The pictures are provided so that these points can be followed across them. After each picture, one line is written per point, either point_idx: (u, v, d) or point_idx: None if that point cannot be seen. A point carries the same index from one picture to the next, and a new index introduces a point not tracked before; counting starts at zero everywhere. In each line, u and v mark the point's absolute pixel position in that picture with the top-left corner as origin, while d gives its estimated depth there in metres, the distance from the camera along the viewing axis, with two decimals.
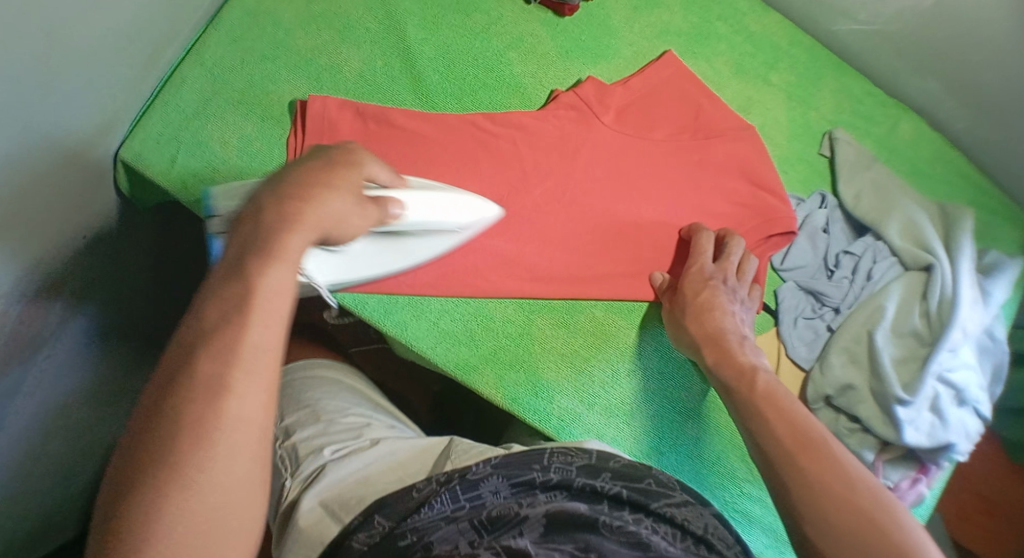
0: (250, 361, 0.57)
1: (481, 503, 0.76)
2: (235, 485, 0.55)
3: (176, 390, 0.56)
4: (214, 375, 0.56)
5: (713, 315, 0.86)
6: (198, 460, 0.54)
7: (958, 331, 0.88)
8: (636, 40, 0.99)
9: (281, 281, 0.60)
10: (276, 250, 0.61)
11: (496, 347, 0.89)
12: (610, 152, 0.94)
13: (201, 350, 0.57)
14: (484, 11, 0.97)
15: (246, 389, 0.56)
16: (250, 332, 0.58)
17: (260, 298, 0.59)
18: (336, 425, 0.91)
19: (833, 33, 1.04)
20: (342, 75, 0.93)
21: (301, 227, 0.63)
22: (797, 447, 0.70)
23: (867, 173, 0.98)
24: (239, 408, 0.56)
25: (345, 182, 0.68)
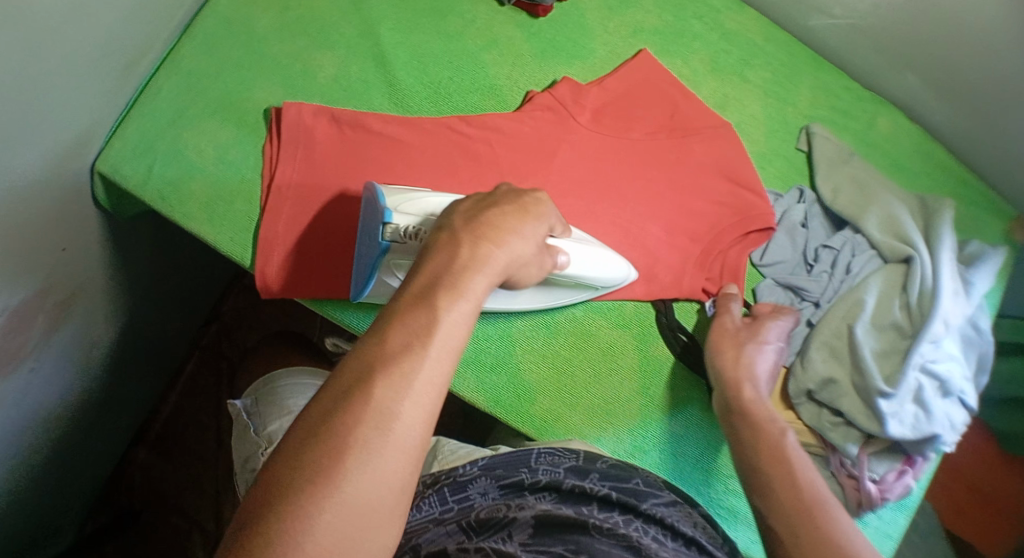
0: (419, 390, 0.58)
1: (469, 506, 0.78)
2: (377, 499, 0.56)
3: (349, 410, 0.57)
4: (397, 399, 0.57)
5: (729, 369, 0.87)
6: (327, 477, 0.55)
7: (939, 322, 0.88)
8: (611, 40, 0.99)
9: (467, 315, 0.61)
10: (457, 286, 0.62)
11: (476, 350, 0.90)
12: (587, 152, 0.94)
13: (377, 372, 0.58)
14: (459, 15, 0.97)
15: (412, 416, 0.58)
16: (395, 357, 0.58)
17: (441, 329, 0.60)
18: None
19: (808, 28, 1.03)
20: (317, 82, 0.93)
21: (485, 271, 0.64)
22: (811, 501, 0.72)
23: (845, 167, 0.97)
24: (404, 433, 0.57)
25: (532, 231, 0.69)
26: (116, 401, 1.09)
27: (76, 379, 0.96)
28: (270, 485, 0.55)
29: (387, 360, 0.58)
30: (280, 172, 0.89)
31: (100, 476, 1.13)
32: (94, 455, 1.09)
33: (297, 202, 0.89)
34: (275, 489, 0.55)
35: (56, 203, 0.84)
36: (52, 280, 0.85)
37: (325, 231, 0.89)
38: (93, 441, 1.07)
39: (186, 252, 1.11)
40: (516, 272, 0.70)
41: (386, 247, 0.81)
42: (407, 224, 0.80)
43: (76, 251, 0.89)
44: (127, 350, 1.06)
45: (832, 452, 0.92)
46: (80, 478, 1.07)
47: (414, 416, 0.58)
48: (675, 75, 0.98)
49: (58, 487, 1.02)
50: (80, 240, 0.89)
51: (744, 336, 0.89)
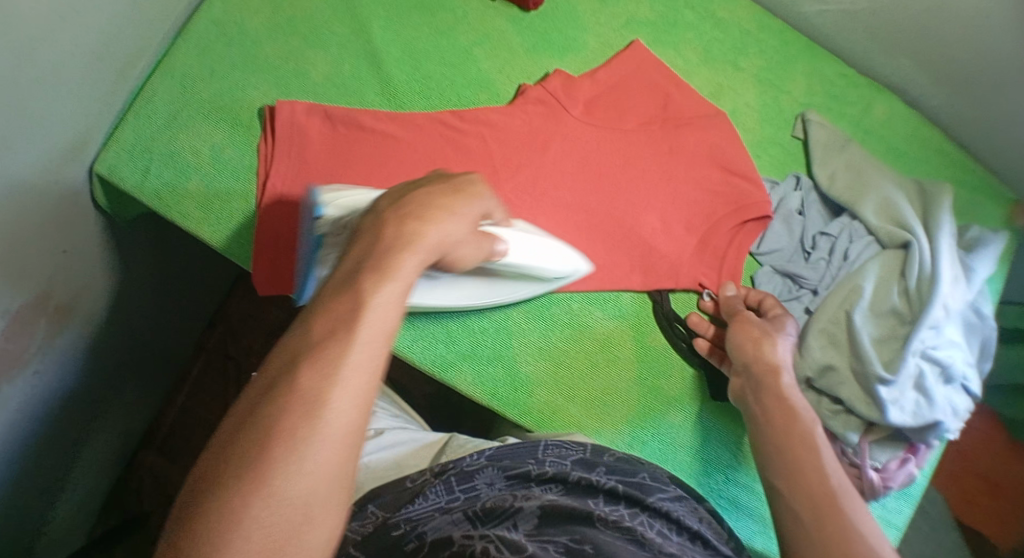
0: (349, 377, 0.60)
1: (476, 496, 0.78)
2: (312, 487, 0.57)
3: (283, 400, 0.58)
4: (324, 387, 0.59)
5: (763, 350, 0.83)
6: (263, 467, 0.56)
7: (939, 307, 0.87)
8: (603, 32, 0.99)
9: (390, 299, 0.63)
10: (387, 266, 0.64)
11: (472, 344, 0.90)
12: (581, 144, 0.94)
13: (301, 363, 0.60)
14: (450, 10, 0.97)
15: (341, 403, 0.59)
16: (324, 345, 0.60)
17: (364, 319, 0.61)
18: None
19: (801, 16, 1.03)
20: (309, 80, 0.93)
21: (415, 250, 0.66)
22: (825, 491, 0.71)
23: (842, 154, 0.97)
24: (333, 420, 0.58)
25: (466, 209, 0.71)
26: (123, 403, 1.10)
27: (79, 380, 0.97)
28: (208, 481, 0.56)
29: (314, 351, 0.60)
30: (275, 170, 0.90)
31: (107, 478, 1.14)
32: (102, 457, 1.10)
33: (293, 199, 0.90)
34: (210, 485, 0.56)
35: (54, 205, 0.85)
36: (52, 282, 0.86)
37: None
38: (100, 443, 1.08)
39: (188, 254, 1.12)
40: (445, 257, 0.71)
41: (319, 239, 0.82)
42: (340, 216, 0.81)
43: (78, 252, 0.90)
44: (132, 352, 1.07)
45: (833, 440, 0.91)
46: (89, 480, 1.08)
47: (346, 403, 0.59)
48: (667, 66, 0.98)
49: (68, 488, 1.03)
50: (81, 243, 0.90)
51: (770, 328, 0.86)
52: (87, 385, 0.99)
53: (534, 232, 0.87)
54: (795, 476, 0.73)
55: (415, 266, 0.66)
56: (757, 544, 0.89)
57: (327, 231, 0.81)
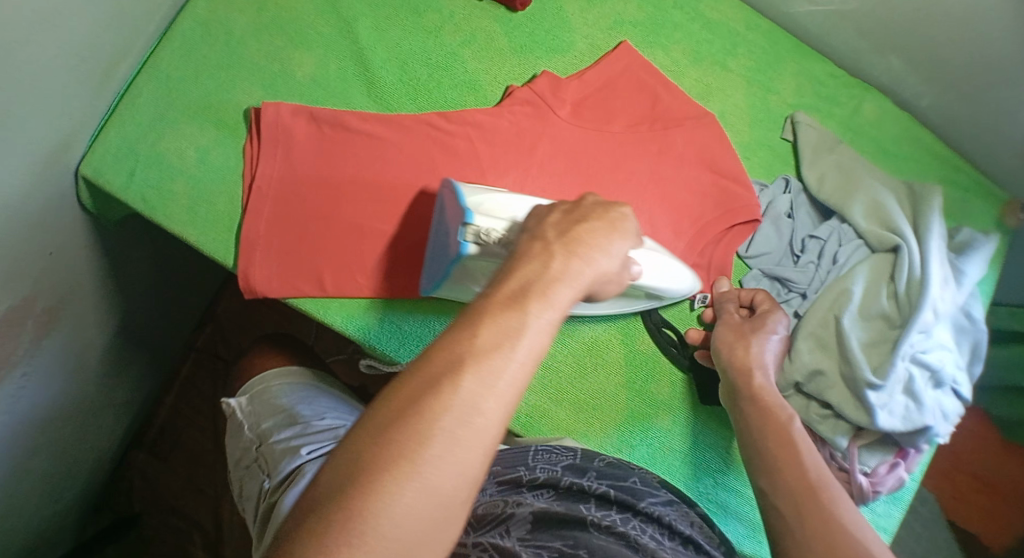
0: (503, 388, 0.56)
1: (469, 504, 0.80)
2: (440, 493, 0.54)
3: (435, 398, 0.55)
4: (481, 389, 0.56)
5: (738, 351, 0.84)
6: (391, 469, 0.53)
7: (929, 311, 0.86)
8: (591, 32, 0.98)
9: (545, 322, 0.59)
10: (547, 295, 0.60)
11: None
12: (569, 146, 0.93)
13: (473, 361, 0.56)
14: (436, 10, 0.96)
15: (494, 410, 0.56)
16: (475, 350, 0.57)
17: (527, 332, 0.58)
18: (313, 427, 0.91)
19: (791, 16, 1.02)
20: (295, 81, 0.93)
21: (567, 285, 0.62)
22: (804, 491, 0.71)
23: (832, 155, 0.96)
24: (484, 427, 0.55)
25: (620, 247, 0.66)
26: (113, 404, 1.10)
27: (69, 383, 0.96)
28: (328, 481, 0.53)
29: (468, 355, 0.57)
30: (260, 172, 0.89)
31: (97, 481, 1.13)
32: (92, 460, 1.09)
33: (278, 202, 0.89)
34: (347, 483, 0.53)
35: (40, 210, 0.84)
36: (39, 287, 0.86)
37: (307, 233, 0.89)
38: (91, 445, 1.07)
39: (177, 255, 1.12)
40: (602, 287, 0.68)
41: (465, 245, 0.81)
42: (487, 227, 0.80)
43: (64, 255, 0.89)
44: (121, 355, 1.07)
45: (822, 445, 0.91)
46: (79, 482, 1.08)
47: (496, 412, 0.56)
48: (657, 67, 0.97)
49: (58, 490, 1.03)
50: (68, 245, 0.90)
51: (749, 328, 0.86)
52: (76, 387, 0.98)
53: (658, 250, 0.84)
54: (778, 481, 0.73)
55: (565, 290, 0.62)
56: (747, 548, 0.89)
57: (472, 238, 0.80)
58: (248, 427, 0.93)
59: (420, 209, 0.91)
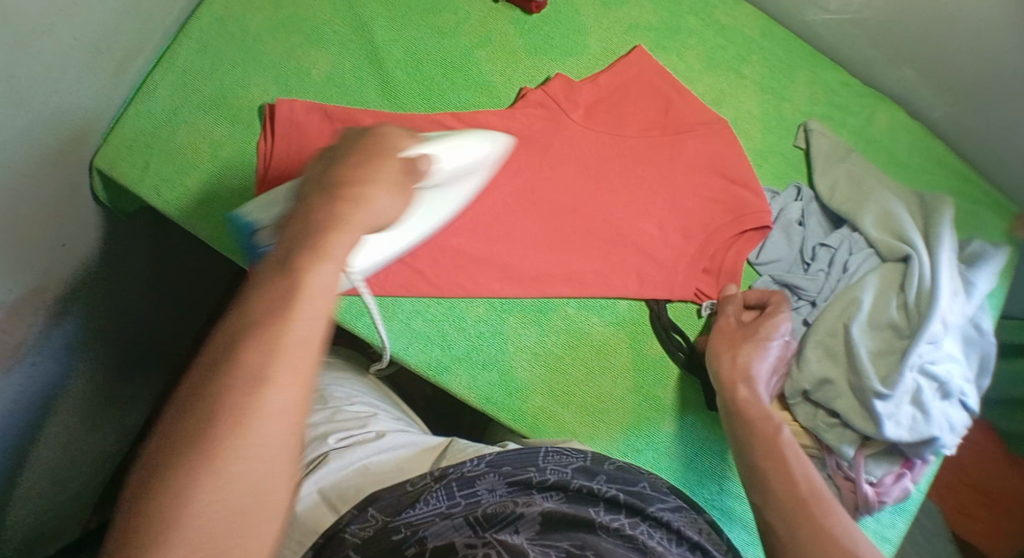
0: (293, 355, 0.56)
1: (478, 502, 0.77)
2: (268, 470, 0.54)
3: (215, 377, 0.54)
4: (269, 362, 0.55)
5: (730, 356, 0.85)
6: (218, 451, 0.52)
7: (938, 322, 0.86)
8: (605, 36, 0.98)
9: (327, 279, 0.58)
10: (322, 245, 0.59)
11: (467, 346, 0.90)
12: (581, 148, 0.93)
13: (244, 335, 0.56)
14: (452, 11, 0.96)
15: (285, 379, 0.55)
16: (268, 323, 0.56)
17: (305, 293, 0.57)
18: (342, 414, 0.93)
19: (806, 24, 1.02)
20: (309, 79, 0.93)
21: (349, 230, 0.61)
22: (810, 499, 0.71)
23: (843, 164, 0.96)
24: (279, 399, 0.54)
25: (384, 177, 0.64)
26: (120, 397, 1.10)
27: (75, 373, 0.97)
28: (154, 478, 0.52)
29: (291, 332, 0.56)
30: (273, 169, 0.90)
31: (103, 472, 1.13)
32: (97, 451, 1.09)
33: None
34: (172, 472, 0.52)
35: (52, 200, 0.85)
36: (50, 276, 0.86)
37: None
38: (95, 436, 1.07)
39: (187, 249, 1.12)
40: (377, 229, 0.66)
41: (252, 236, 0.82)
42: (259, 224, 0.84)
43: (75, 246, 0.90)
44: (129, 347, 1.07)
45: (828, 453, 0.91)
46: (83, 473, 1.08)
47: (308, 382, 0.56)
48: (671, 72, 0.97)
49: (60, 480, 1.02)
50: (79, 236, 0.90)
51: (743, 334, 0.87)
52: (83, 377, 0.98)
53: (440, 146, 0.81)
54: (771, 493, 0.73)
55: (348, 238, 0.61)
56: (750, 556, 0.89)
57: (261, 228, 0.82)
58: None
59: None
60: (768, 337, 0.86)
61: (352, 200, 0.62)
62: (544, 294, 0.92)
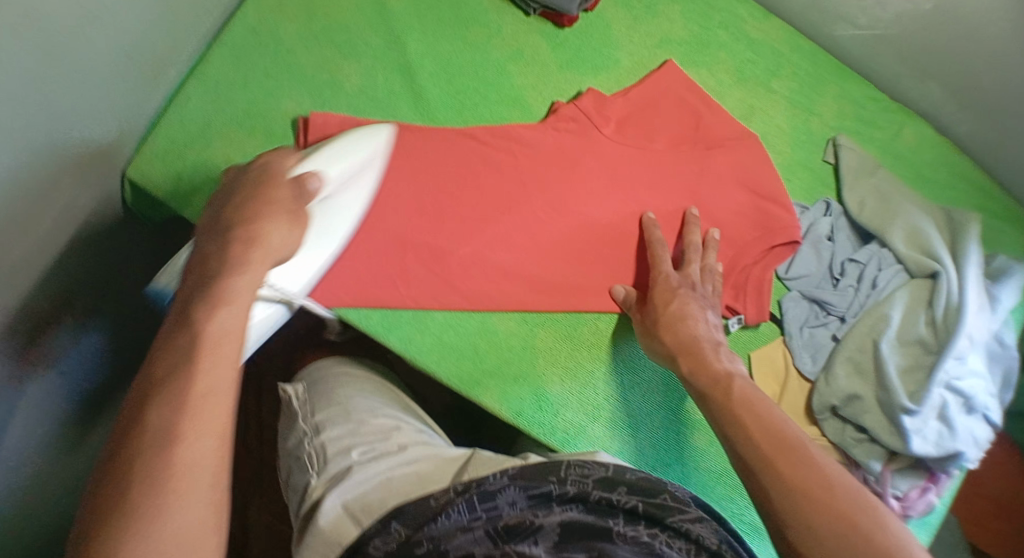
0: (197, 408, 0.59)
1: (498, 515, 0.76)
2: (195, 521, 0.58)
3: (140, 433, 0.58)
4: (177, 418, 0.59)
5: (685, 324, 0.85)
6: (151, 508, 0.56)
7: (964, 338, 0.87)
8: (635, 50, 0.98)
9: (234, 324, 0.64)
10: (216, 297, 0.65)
11: (498, 360, 0.91)
12: (611, 162, 0.94)
13: (165, 396, 0.59)
14: (483, 25, 0.97)
15: (196, 434, 0.59)
16: (184, 377, 0.60)
17: (205, 347, 0.62)
18: (367, 426, 0.92)
19: (834, 39, 1.02)
20: (342, 91, 0.93)
21: (242, 274, 0.67)
22: (806, 481, 0.69)
23: (872, 180, 0.97)
24: (193, 450, 0.58)
25: (271, 212, 0.72)
26: None
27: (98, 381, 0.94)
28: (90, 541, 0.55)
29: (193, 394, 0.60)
30: None
31: None
32: None
33: None
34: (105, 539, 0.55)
35: (84, 210, 0.85)
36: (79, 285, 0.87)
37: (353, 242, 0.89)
38: None
39: None
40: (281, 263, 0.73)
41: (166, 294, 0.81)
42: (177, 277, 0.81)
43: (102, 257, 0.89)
44: None
45: (855, 468, 0.91)
46: None
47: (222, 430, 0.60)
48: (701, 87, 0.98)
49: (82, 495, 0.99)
50: (107, 246, 0.90)
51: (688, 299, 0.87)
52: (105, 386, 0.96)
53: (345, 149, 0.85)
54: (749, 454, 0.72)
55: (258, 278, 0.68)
56: None
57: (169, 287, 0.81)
58: (302, 417, 0.95)
59: (465, 221, 0.92)
60: (700, 313, 0.86)
61: (246, 237, 0.69)
62: (574, 307, 0.92)
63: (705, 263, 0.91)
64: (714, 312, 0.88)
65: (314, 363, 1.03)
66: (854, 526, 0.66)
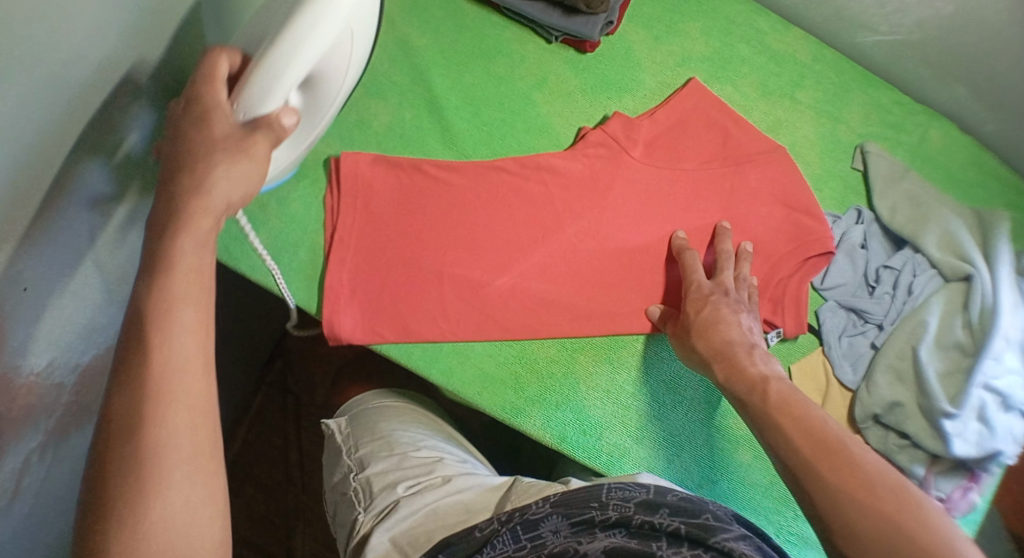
0: (165, 400, 0.61)
1: (541, 545, 0.78)
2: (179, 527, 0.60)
3: (114, 430, 0.60)
4: (145, 414, 0.61)
5: (718, 330, 0.85)
6: (128, 517, 0.58)
7: (1000, 339, 0.88)
8: (659, 71, 0.99)
9: (188, 292, 0.65)
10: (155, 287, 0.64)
11: (541, 389, 0.92)
12: (642, 186, 0.95)
13: (124, 389, 0.61)
14: (507, 55, 0.97)
15: (171, 427, 0.61)
16: (140, 384, 0.61)
17: (159, 338, 0.63)
18: (410, 459, 0.93)
19: (854, 46, 1.03)
20: (372, 131, 0.94)
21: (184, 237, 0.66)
22: (854, 483, 0.67)
23: (902, 185, 0.98)
24: (170, 436, 0.61)
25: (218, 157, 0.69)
26: None
27: None
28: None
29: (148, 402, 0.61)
30: (342, 223, 0.90)
31: None
32: None
33: (362, 251, 0.90)
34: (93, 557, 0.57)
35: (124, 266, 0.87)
36: None
37: (393, 281, 0.90)
38: None
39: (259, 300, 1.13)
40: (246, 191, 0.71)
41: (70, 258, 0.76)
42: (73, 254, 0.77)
43: None
44: None
45: None
46: None
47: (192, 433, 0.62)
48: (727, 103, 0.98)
49: None
50: None
51: (724, 307, 0.87)
52: None
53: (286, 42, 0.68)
54: (793, 451, 0.72)
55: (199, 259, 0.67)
56: None
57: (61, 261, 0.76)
58: (346, 453, 0.97)
59: (502, 253, 0.93)
60: (732, 315, 0.86)
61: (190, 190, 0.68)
62: (612, 330, 0.94)
63: (737, 271, 0.91)
64: (750, 315, 0.88)
65: (355, 398, 1.05)
66: (894, 522, 0.64)
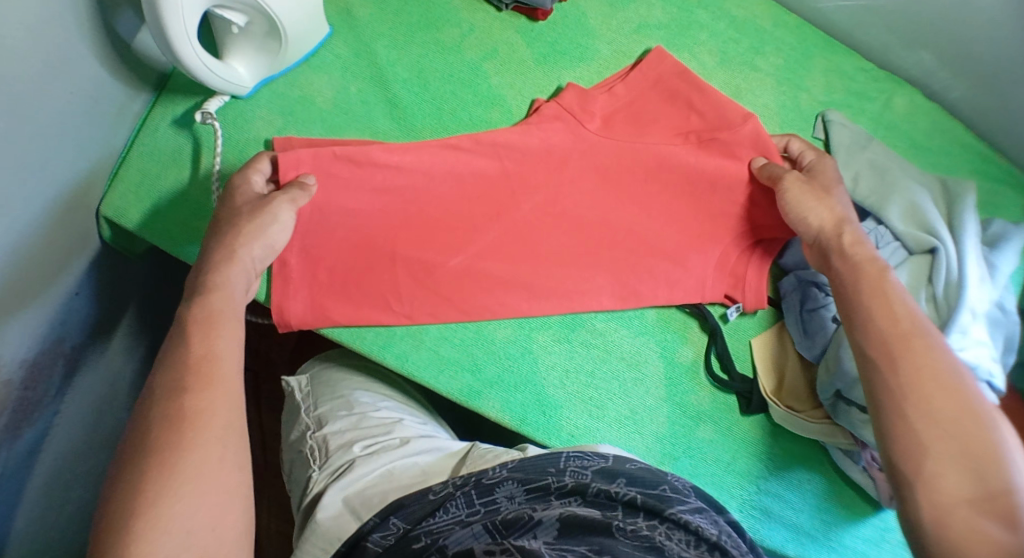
0: (231, 293, 0.75)
1: (495, 510, 0.74)
2: (214, 483, 0.65)
3: (192, 297, 0.74)
4: (227, 279, 0.75)
5: (832, 204, 0.86)
6: (174, 383, 0.68)
7: (966, 312, 0.85)
8: (615, 38, 0.97)
9: (246, 210, 0.78)
10: (233, 200, 0.80)
11: (498, 370, 0.90)
12: (598, 161, 0.92)
13: (211, 273, 0.75)
14: (456, 24, 0.94)
15: (232, 292, 0.75)
16: (184, 395, 0.67)
17: (242, 245, 0.77)
18: (369, 420, 0.92)
19: (817, 10, 1.01)
20: (316, 108, 0.91)
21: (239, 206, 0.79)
22: (937, 375, 0.74)
23: (865, 154, 0.96)
24: (232, 286, 0.75)
25: (243, 176, 0.81)
26: None
27: (98, 404, 0.99)
28: (112, 503, 0.62)
29: (188, 411, 0.67)
30: None
31: None
32: None
33: None
34: (124, 515, 0.62)
35: (59, 258, 0.85)
36: (63, 328, 0.89)
37: (340, 264, 0.87)
38: None
39: None
40: (247, 189, 0.80)
41: (28, 256, 0.80)
42: (36, 252, 0.81)
43: (82, 295, 0.91)
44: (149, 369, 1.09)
45: (863, 447, 0.90)
46: None
47: (227, 413, 0.68)
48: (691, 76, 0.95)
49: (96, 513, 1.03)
50: (91, 283, 0.92)
51: (831, 183, 0.88)
52: (102, 410, 1.00)
53: (182, 12, 0.76)
54: (875, 332, 0.77)
55: (246, 200, 0.79)
56: (790, 550, 0.92)
57: (20, 258, 0.79)
58: (304, 411, 0.96)
59: (453, 232, 0.90)
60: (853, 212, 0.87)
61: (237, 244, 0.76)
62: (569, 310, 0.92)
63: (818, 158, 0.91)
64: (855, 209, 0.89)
65: (310, 361, 1.05)
66: (968, 421, 0.71)
